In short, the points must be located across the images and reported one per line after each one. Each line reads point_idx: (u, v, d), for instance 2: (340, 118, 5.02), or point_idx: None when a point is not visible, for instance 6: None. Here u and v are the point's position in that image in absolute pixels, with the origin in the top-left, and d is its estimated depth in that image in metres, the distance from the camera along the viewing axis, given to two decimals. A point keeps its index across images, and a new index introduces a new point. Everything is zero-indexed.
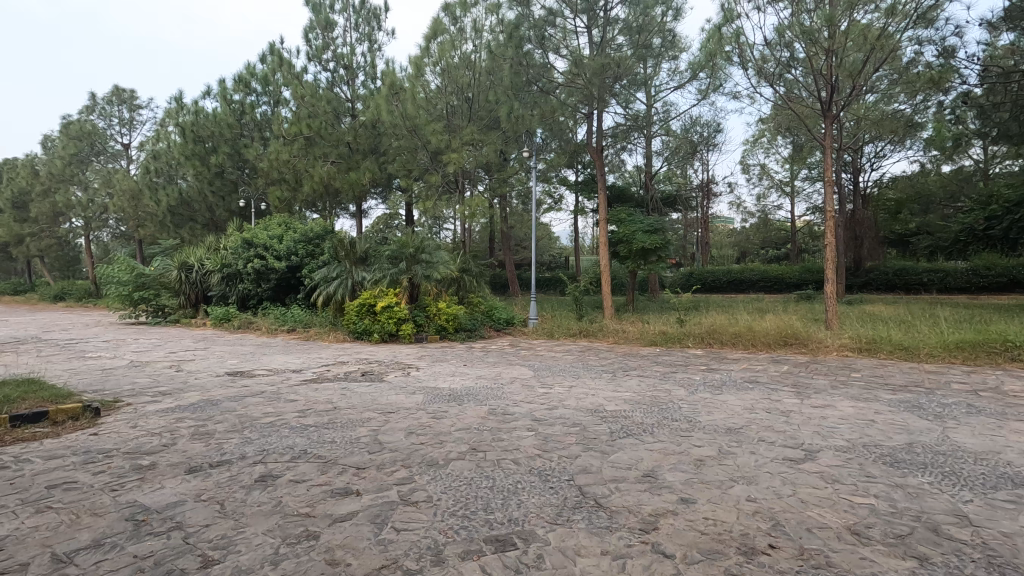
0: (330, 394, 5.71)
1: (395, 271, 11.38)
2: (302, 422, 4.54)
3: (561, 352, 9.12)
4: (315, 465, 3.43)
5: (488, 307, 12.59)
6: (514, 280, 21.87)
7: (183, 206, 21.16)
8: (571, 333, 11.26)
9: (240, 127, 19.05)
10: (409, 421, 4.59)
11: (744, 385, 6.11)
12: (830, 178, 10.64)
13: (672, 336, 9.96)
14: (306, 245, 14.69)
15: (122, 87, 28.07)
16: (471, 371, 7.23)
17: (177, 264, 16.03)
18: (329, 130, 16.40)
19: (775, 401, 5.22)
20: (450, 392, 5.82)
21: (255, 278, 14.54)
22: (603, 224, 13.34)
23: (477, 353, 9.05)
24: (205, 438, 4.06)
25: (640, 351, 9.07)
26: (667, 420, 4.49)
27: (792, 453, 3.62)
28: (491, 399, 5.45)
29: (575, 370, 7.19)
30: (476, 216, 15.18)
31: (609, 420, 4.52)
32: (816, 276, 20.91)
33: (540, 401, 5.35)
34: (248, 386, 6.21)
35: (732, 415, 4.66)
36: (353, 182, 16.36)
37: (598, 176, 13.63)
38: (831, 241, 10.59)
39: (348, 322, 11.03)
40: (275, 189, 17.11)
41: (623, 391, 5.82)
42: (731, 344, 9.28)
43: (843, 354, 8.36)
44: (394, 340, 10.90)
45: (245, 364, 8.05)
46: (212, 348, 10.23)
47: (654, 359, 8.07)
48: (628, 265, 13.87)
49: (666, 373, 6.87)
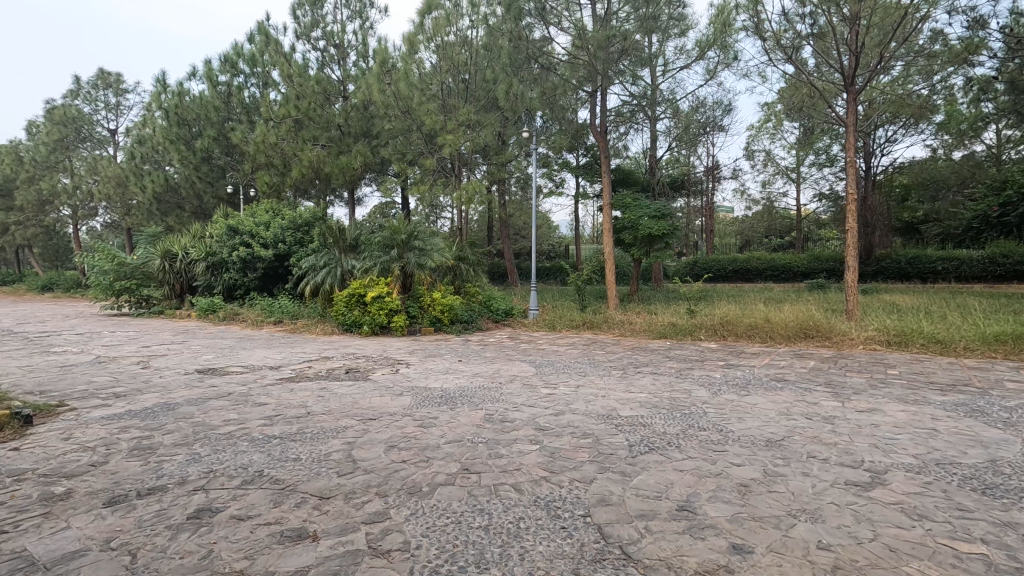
0: (306, 396, 5.05)
1: (387, 259, 10.61)
2: (266, 432, 3.88)
3: (564, 346, 8.46)
4: (269, 493, 2.77)
5: (486, 297, 11.93)
6: (513, 270, 21.18)
7: (171, 193, 20.47)
8: (574, 324, 10.61)
9: (227, 110, 18.28)
10: (392, 431, 3.93)
11: (772, 383, 5.46)
12: (851, 160, 9.91)
13: (682, 328, 9.31)
14: (294, 233, 13.97)
15: (107, 71, 27.11)
16: (466, 367, 6.57)
17: (160, 253, 15.32)
18: (320, 112, 15.66)
19: (812, 404, 4.56)
20: (442, 393, 5.16)
21: (241, 267, 13.84)
22: (606, 210, 12.67)
23: (474, 347, 8.39)
24: (145, 456, 3.38)
25: (649, 345, 8.41)
26: (693, 429, 3.83)
27: (856, 476, 2.95)
28: (488, 401, 4.80)
29: (579, 367, 6.55)
30: (473, 202, 14.48)
31: (625, 429, 3.86)
32: (826, 265, 20.17)
33: (544, 403, 4.69)
34: (215, 386, 5.55)
35: (769, 422, 4.00)
36: (344, 166, 15.63)
37: (602, 160, 12.86)
38: (852, 225, 9.85)
39: (337, 313, 10.36)
40: (264, 173, 16.20)
41: (637, 391, 5.16)
42: (747, 337, 8.65)
43: (870, 347, 7.70)
44: (385, 333, 10.22)
45: (221, 359, 7.39)
46: (190, 341, 9.56)
47: (665, 354, 7.42)
48: (633, 252, 13.19)
49: (682, 369, 6.21)
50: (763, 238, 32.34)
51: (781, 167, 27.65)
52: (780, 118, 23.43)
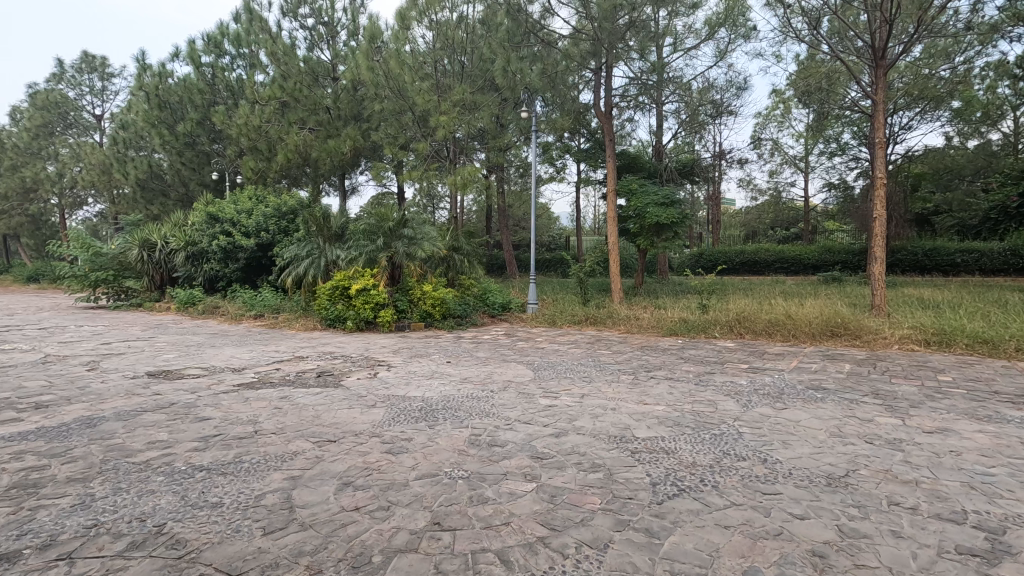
0: (260, 408, 4.25)
1: (373, 249, 9.77)
2: (192, 461, 3.08)
3: (565, 344, 7.68)
4: (158, 570, 1.98)
5: (482, 290, 11.16)
6: (511, 262, 20.37)
7: (156, 180, 19.59)
8: (577, 320, 9.83)
9: (212, 92, 17.45)
10: (353, 459, 3.14)
11: (810, 393, 4.67)
12: (881, 141, 8.94)
13: (694, 325, 8.52)
14: (277, 220, 13.12)
15: (91, 53, 26.25)
16: (454, 370, 5.79)
17: (138, 242, 14.48)
18: (308, 93, 14.79)
19: (867, 422, 3.78)
20: (422, 404, 4.37)
21: (222, 257, 13.01)
22: (608, 197, 11.88)
23: (466, 346, 7.61)
24: (18, 500, 2.57)
25: (659, 343, 7.61)
26: (732, 460, 3.04)
27: (965, 539, 2.17)
28: (474, 416, 4.00)
29: (582, 370, 5.77)
30: (469, 188, 13.58)
31: (646, 460, 3.06)
32: (838, 257, 19.34)
33: (542, 419, 3.91)
34: (158, 394, 4.75)
35: (822, 449, 3.20)
36: (332, 150, 14.71)
37: (608, 143, 11.94)
38: (881, 213, 8.91)
39: (319, 307, 9.56)
40: (249, 158, 15.27)
41: (652, 404, 4.36)
42: (767, 334, 7.90)
43: (907, 348, 6.93)
44: (372, 329, 9.44)
45: (181, 360, 6.59)
46: (157, 338, 8.77)
47: (678, 355, 6.63)
48: (639, 243, 12.40)
49: (702, 374, 5.41)
50: (769, 230, 31.48)
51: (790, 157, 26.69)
52: (789, 105, 22.49)
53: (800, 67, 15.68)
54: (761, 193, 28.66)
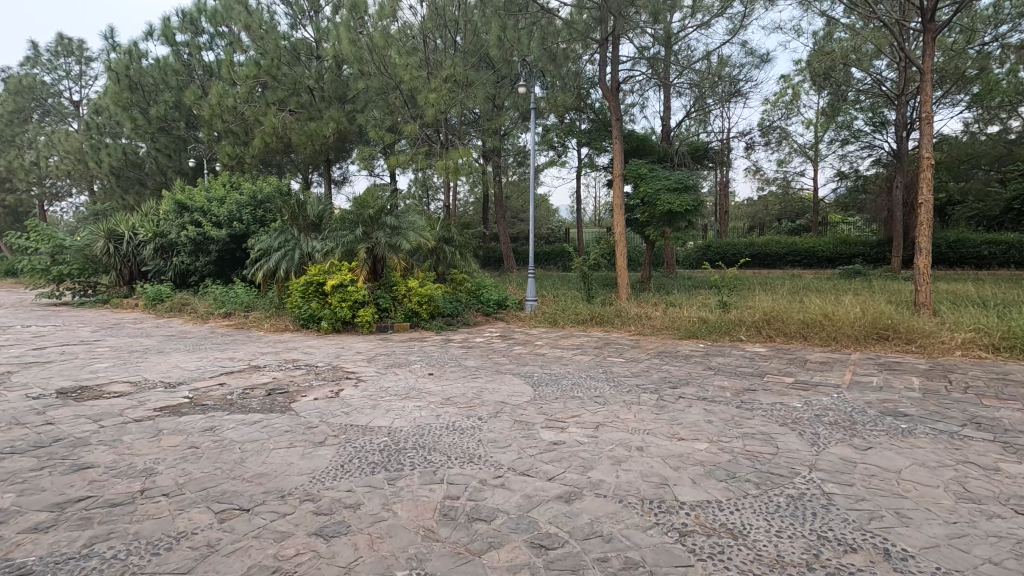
0: (169, 449, 3.18)
1: (351, 239, 8.67)
2: (11, 558, 2.01)
3: (569, 349, 6.59)
4: None
5: (475, 286, 10.09)
6: (509, 255, 19.28)
7: (132, 168, 18.45)
8: (580, 320, 8.77)
9: (188, 73, 16.37)
10: (264, 549, 2.08)
11: (890, 422, 3.61)
12: (928, 117, 7.81)
13: (715, 326, 7.48)
14: (252, 209, 11.99)
15: (68, 36, 24.99)
16: (435, 386, 4.74)
17: (104, 233, 13.36)
18: (288, 70, 13.65)
19: (997, 474, 2.73)
20: (387, 441, 3.31)
21: (192, 249, 11.92)
22: (614, 184, 10.80)
23: (455, 352, 6.54)
24: None
25: (680, 349, 6.52)
26: (839, 556, 1.99)
27: None
28: (453, 462, 2.94)
29: (593, 385, 4.70)
30: (461, 174, 12.45)
31: (707, 553, 2.02)
32: (854, 249, 18.32)
33: (545, 468, 2.85)
34: (47, 425, 3.68)
35: (963, 532, 2.16)
36: (312, 133, 13.46)
37: (614, 123, 10.83)
38: (928, 198, 7.79)
39: (292, 305, 8.49)
40: (225, 142, 14.17)
41: (690, 439, 3.30)
42: (802, 338, 6.87)
43: (972, 354, 5.91)
44: (350, 331, 8.37)
45: (112, 372, 5.51)
46: (103, 341, 7.66)
47: (705, 366, 5.55)
48: (648, 232, 11.31)
49: (745, 395, 4.34)
50: (776, 221, 30.42)
51: (799, 146, 25.49)
52: (799, 90, 21.21)
53: (816, 49, 14.66)
54: (768, 183, 27.47)
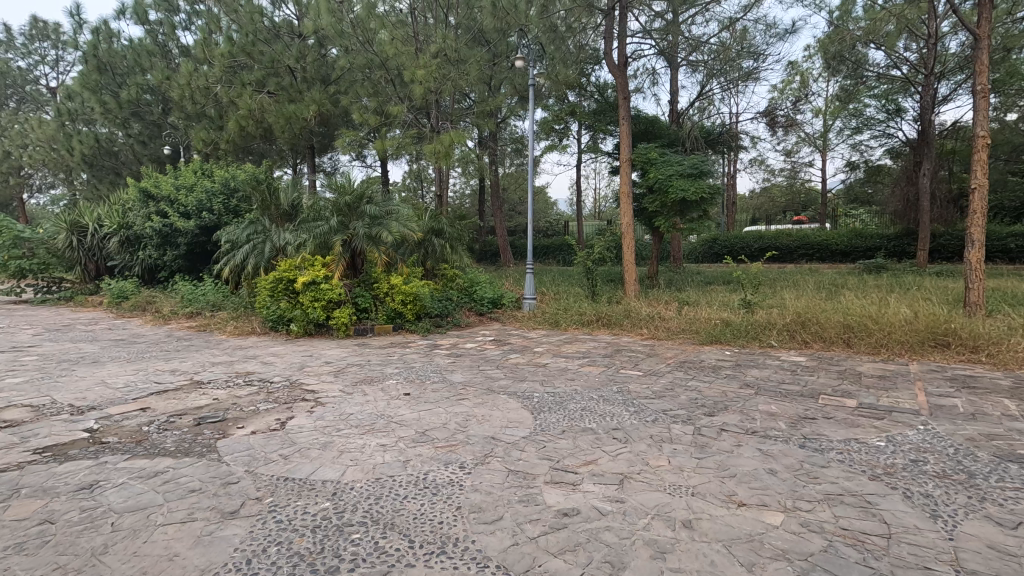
0: (7, 526, 2.19)
1: (326, 231, 7.67)
2: None
3: (575, 359, 5.62)
4: None
5: (467, 282, 9.14)
6: (505, 249, 18.28)
7: (106, 156, 17.37)
8: (584, 321, 7.81)
9: (163, 55, 15.34)
10: None
11: (1019, 474, 2.64)
12: (984, 88, 6.82)
13: (742, 329, 6.51)
14: (223, 197, 10.98)
15: (42, 19, 23.53)
16: (409, 413, 3.75)
17: (66, 224, 12.32)
18: (265, 48, 12.61)
19: None
20: (327, 511, 2.34)
21: (159, 242, 10.89)
22: (621, 170, 9.80)
23: (441, 361, 5.56)
24: None
25: (706, 359, 5.54)
26: None
27: None
28: (417, 557, 1.97)
29: (609, 412, 3.71)
30: (452, 159, 11.43)
31: None
32: (869, 242, 17.40)
33: (553, 570, 1.88)
34: None
35: None
36: (291, 116, 12.36)
37: (621, 102, 9.82)
38: (983, 182, 6.81)
39: (260, 305, 7.50)
40: (199, 127, 13.14)
41: (757, 507, 2.33)
42: (844, 343, 5.93)
43: None
44: (325, 334, 7.40)
45: (21, 389, 4.53)
46: (37, 346, 6.67)
47: (741, 382, 4.58)
48: (658, 223, 10.34)
49: (806, 428, 3.36)
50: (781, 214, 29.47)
51: (806, 136, 24.46)
52: (807, 76, 20.08)
53: (830, 30, 13.63)
54: (775, 175, 26.46)
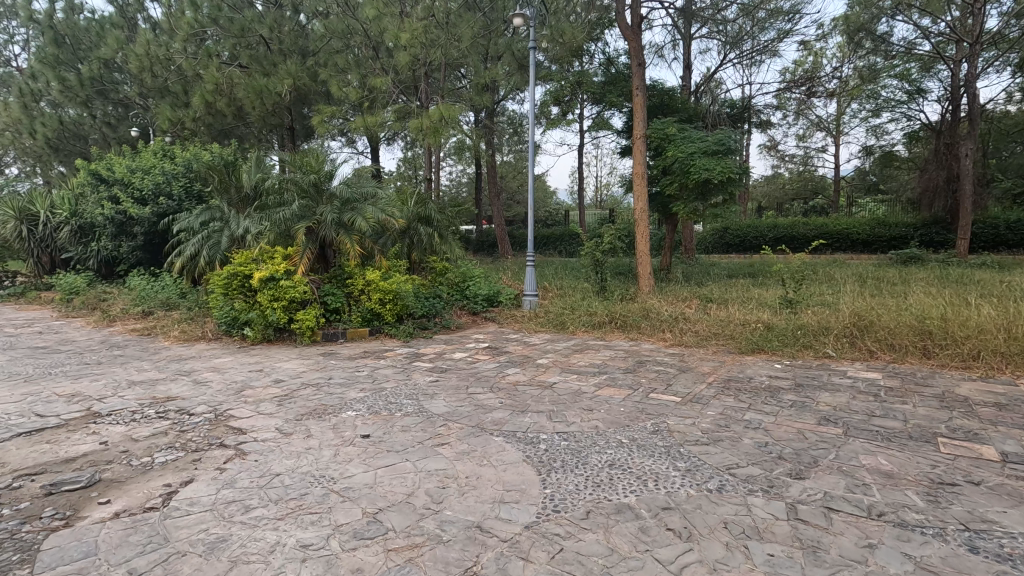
0: None
1: (288, 216, 6.44)
2: None
3: (590, 376, 4.46)
4: None
5: (459, 277, 7.99)
6: (503, 239, 17.05)
7: (71, 138, 16.03)
8: (594, 322, 6.63)
9: (128, 26, 14.01)
10: None
11: None
12: None
13: (792, 336, 5.33)
14: (185, 180, 9.75)
15: None
16: (360, 475, 2.57)
17: (14, 212, 11.06)
18: (232, 15, 11.30)
19: None
20: None
21: (113, 231, 9.69)
22: (635, 148, 8.58)
23: (420, 380, 4.37)
24: None
25: (756, 376, 4.37)
26: None
27: None
28: None
29: (651, 473, 2.56)
30: (442, 138, 10.19)
31: None
32: (892, 230, 16.24)
33: None
34: None
35: None
36: (262, 89, 11.06)
37: (635, 69, 8.58)
38: None
39: (212, 305, 6.31)
40: (163, 104, 11.86)
41: None
42: (922, 354, 4.76)
43: None
44: (289, 339, 6.24)
45: None
46: None
47: (816, 414, 3.43)
48: (675, 207, 9.13)
49: (959, 508, 2.20)
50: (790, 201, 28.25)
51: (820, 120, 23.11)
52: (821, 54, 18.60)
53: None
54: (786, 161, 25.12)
